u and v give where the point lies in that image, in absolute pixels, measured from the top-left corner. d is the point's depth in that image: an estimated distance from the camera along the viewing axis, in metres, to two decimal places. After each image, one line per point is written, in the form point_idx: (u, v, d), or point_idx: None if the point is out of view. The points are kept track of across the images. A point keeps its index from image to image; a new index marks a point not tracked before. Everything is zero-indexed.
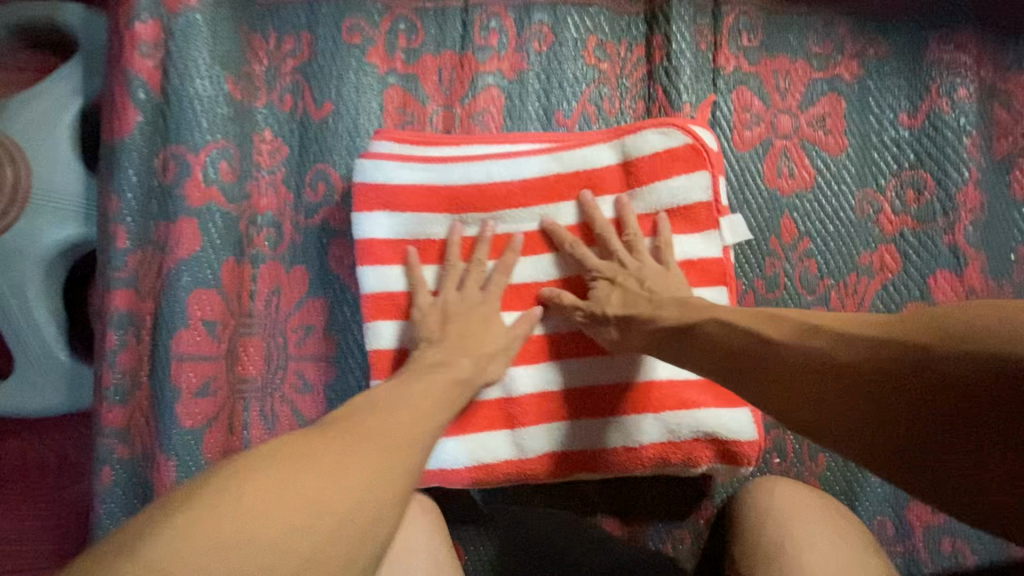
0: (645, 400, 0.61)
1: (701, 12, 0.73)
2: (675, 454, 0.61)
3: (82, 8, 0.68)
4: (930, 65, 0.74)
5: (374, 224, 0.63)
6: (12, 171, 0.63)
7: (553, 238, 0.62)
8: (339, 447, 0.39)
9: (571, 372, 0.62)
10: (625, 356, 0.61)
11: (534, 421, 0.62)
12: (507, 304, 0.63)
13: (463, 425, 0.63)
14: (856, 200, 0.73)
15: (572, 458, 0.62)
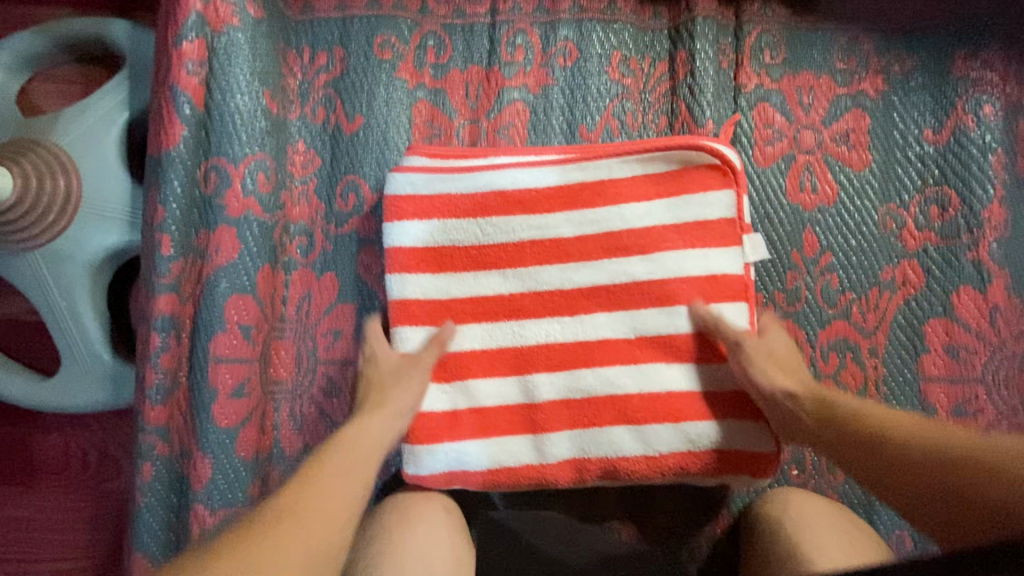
0: (666, 411, 0.62)
1: (725, 30, 0.74)
2: (695, 464, 0.62)
3: (129, 26, 0.72)
4: (956, 81, 0.74)
5: (412, 335, 0.65)
6: (62, 180, 0.65)
7: (578, 250, 0.64)
8: (302, 522, 0.44)
9: (594, 381, 0.63)
10: (650, 366, 0.62)
11: (557, 428, 0.64)
12: (531, 312, 0.64)
13: (487, 430, 0.65)
14: (879, 215, 0.73)
15: (594, 466, 0.64)
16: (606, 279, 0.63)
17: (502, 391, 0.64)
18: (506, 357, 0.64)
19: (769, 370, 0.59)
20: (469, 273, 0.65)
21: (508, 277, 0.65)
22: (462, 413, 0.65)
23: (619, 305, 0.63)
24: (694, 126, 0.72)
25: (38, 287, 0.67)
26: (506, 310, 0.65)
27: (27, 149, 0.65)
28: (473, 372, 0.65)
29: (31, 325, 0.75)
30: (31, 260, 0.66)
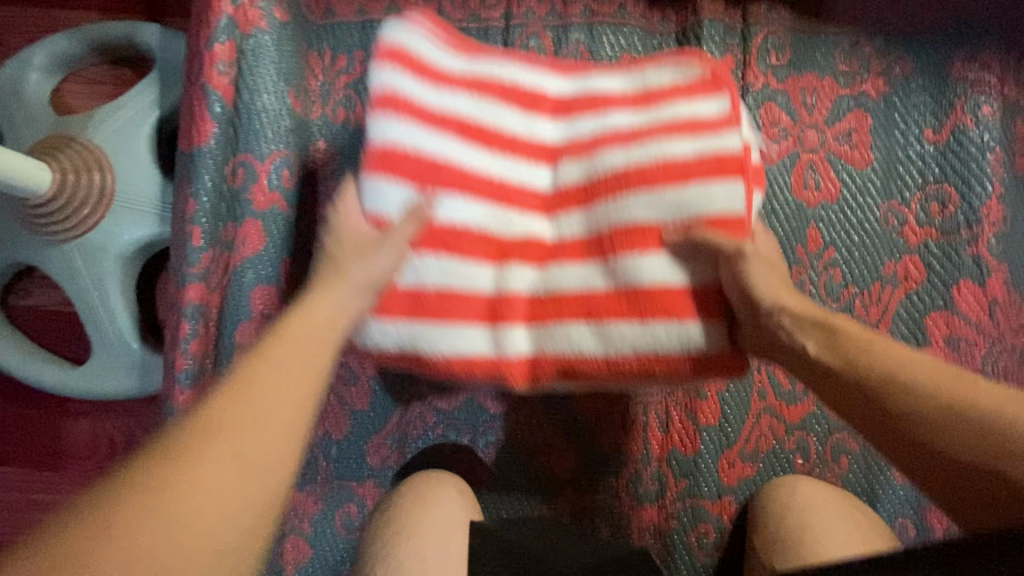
0: (642, 304, 0.52)
1: (731, 33, 0.76)
2: (659, 367, 0.53)
3: (159, 29, 0.75)
4: (955, 82, 0.76)
5: (386, 194, 0.51)
6: (98, 175, 0.68)
7: (558, 155, 0.59)
8: (203, 472, 0.33)
9: (562, 274, 0.55)
10: (631, 258, 0.52)
11: (518, 320, 0.55)
12: (516, 200, 0.57)
13: (446, 310, 0.54)
14: (881, 211, 0.76)
15: (550, 363, 0.55)
16: (588, 175, 0.56)
17: (469, 275, 0.55)
18: (481, 238, 0.55)
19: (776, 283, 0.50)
20: (455, 141, 0.54)
21: (496, 159, 0.56)
22: (423, 292, 0.53)
23: (593, 201, 0.55)
24: None
25: (71, 277, 0.70)
26: (482, 200, 0.55)
27: (65, 145, 0.68)
28: (446, 248, 0.53)
29: (62, 315, 0.78)
30: (66, 251, 0.69)
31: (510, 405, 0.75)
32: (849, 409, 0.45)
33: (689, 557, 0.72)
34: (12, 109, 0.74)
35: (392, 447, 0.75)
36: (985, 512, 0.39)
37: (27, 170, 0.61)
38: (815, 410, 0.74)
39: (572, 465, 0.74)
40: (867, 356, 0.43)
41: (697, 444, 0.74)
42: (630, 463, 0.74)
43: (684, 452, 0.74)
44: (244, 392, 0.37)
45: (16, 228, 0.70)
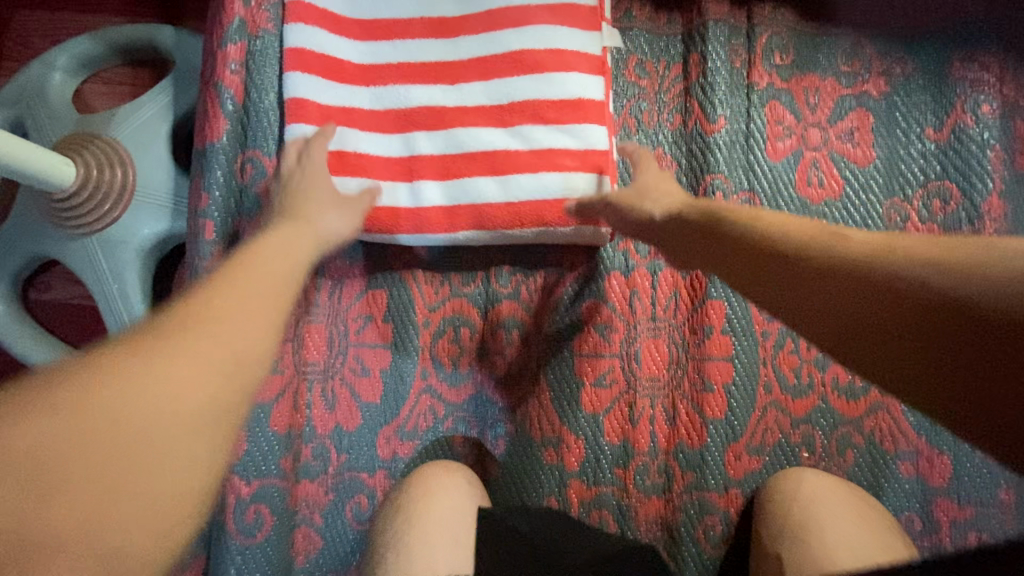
0: (525, 162, 0.67)
1: (736, 34, 0.78)
2: (550, 214, 0.67)
3: (175, 32, 0.77)
4: (955, 82, 0.78)
5: (301, 84, 0.67)
6: (120, 171, 0.70)
7: (460, 26, 0.69)
8: (175, 367, 0.35)
9: (468, 136, 0.68)
10: (522, 127, 0.68)
11: (430, 177, 0.69)
12: (413, 77, 0.70)
13: (368, 170, 0.69)
14: (883, 208, 0.77)
15: (464, 212, 0.68)
16: (484, 51, 0.68)
17: (384, 143, 0.70)
18: (387, 113, 0.70)
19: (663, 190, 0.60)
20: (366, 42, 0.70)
21: (399, 47, 0.70)
22: (347, 153, 0.68)
23: (496, 75, 0.68)
24: (705, 124, 0.76)
25: (92, 270, 0.72)
26: (393, 76, 0.70)
27: (89, 142, 0.71)
28: (357, 123, 0.69)
29: (83, 309, 0.80)
30: (87, 245, 0.71)
31: (518, 398, 0.76)
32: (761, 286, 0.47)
33: (696, 549, 0.73)
34: (36, 108, 0.76)
35: (401, 439, 0.76)
36: (984, 409, 0.34)
37: (56, 165, 0.64)
38: (821, 404, 0.75)
39: (579, 459, 0.74)
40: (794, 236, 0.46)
41: (704, 436, 0.74)
42: (637, 456, 0.75)
43: (691, 445, 0.74)
44: (194, 312, 0.39)
45: (41, 222, 0.72)
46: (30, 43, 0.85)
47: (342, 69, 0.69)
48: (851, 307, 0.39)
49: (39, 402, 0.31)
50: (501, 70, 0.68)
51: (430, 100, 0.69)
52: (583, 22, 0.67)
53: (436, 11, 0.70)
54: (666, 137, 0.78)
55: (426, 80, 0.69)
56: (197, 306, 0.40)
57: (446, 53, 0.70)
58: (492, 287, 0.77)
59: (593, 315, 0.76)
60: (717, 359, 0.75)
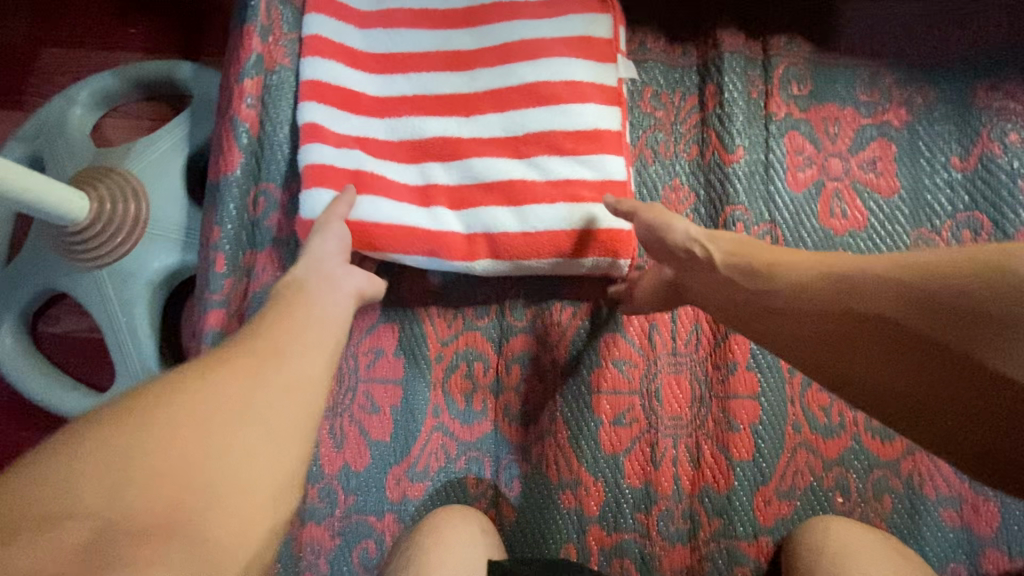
0: (543, 191, 0.66)
1: (752, 65, 0.77)
2: (569, 245, 0.65)
3: (195, 67, 0.78)
4: (979, 111, 0.76)
5: (316, 107, 0.67)
6: (134, 205, 0.70)
7: (475, 59, 0.69)
8: (235, 395, 0.38)
9: (482, 165, 0.67)
10: (539, 159, 0.67)
11: (445, 206, 0.68)
12: (427, 109, 0.69)
13: (381, 192, 0.67)
14: (911, 239, 0.74)
15: (481, 240, 0.67)
16: (500, 83, 0.68)
17: (396, 171, 0.69)
18: (401, 144, 0.69)
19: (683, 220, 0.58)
20: (379, 75, 0.70)
21: (412, 81, 0.70)
22: (365, 173, 0.67)
23: (512, 107, 0.68)
24: (723, 154, 0.75)
25: (102, 304, 0.71)
26: (407, 108, 0.69)
27: (104, 175, 0.71)
28: (371, 151, 0.68)
29: (90, 342, 0.79)
30: (98, 278, 0.70)
31: (533, 437, 0.73)
32: (754, 325, 0.50)
33: None
34: (54, 142, 0.77)
35: (412, 480, 0.72)
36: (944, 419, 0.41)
37: (71, 199, 0.64)
38: (854, 445, 0.71)
39: (599, 502, 0.71)
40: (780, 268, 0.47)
41: (731, 479, 0.70)
42: (660, 501, 0.71)
43: (718, 489, 0.70)
44: (260, 355, 0.42)
45: (52, 255, 0.72)
46: (52, 80, 0.86)
47: (359, 98, 0.69)
48: (837, 343, 0.43)
49: (118, 425, 0.33)
50: (516, 101, 0.67)
51: (444, 132, 0.69)
52: (599, 54, 0.67)
53: (451, 45, 0.70)
54: (684, 168, 0.76)
55: (441, 112, 0.69)
56: (257, 341, 0.44)
57: (462, 87, 0.69)
58: (506, 320, 0.75)
59: (611, 350, 0.74)
60: (742, 396, 0.72)
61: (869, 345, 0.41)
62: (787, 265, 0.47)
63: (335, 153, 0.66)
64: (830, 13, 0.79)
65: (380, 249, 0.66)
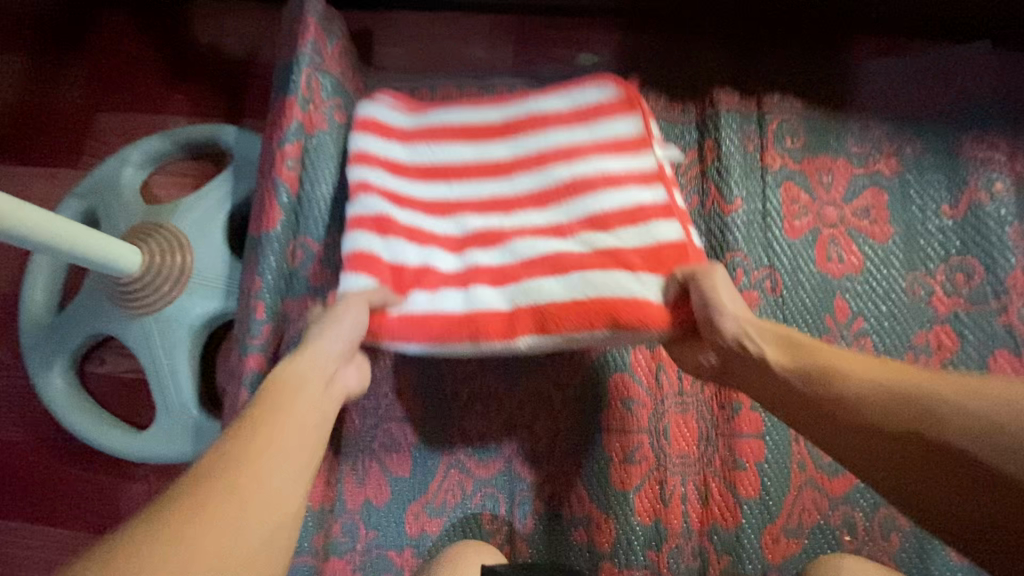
0: (592, 266, 0.60)
1: (748, 121, 0.83)
2: (625, 315, 0.56)
3: (237, 131, 0.86)
4: (966, 161, 0.81)
5: (359, 202, 0.64)
6: (180, 256, 0.77)
7: (515, 165, 0.68)
8: (269, 456, 0.43)
9: (524, 244, 0.63)
10: (582, 234, 0.62)
11: (487, 286, 0.61)
12: (467, 210, 0.67)
13: (417, 285, 0.62)
14: (907, 282, 0.78)
15: (526, 313, 0.59)
16: (539, 185, 0.66)
17: (434, 260, 0.64)
18: (443, 239, 0.66)
19: (735, 300, 0.55)
20: (420, 180, 0.69)
21: (454, 187, 0.68)
22: (406, 267, 0.62)
23: (551, 201, 0.65)
24: (725, 205, 0.80)
25: (147, 347, 0.77)
26: (449, 210, 0.67)
27: (154, 230, 0.78)
28: (406, 237, 0.64)
29: (132, 381, 0.84)
30: (144, 324, 0.77)
31: (546, 474, 0.76)
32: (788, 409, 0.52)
33: None
34: (109, 199, 0.85)
35: (430, 516, 0.76)
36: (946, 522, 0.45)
37: (128, 258, 0.71)
38: (859, 483, 0.73)
39: (611, 539, 0.73)
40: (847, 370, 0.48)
41: (738, 517, 0.72)
42: (670, 538, 0.73)
43: (726, 527, 0.72)
44: (283, 414, 0.46)
45: (105, 304, 0.78)
46: (106, 141, 0.95)
47: (401, 192, 0.67)
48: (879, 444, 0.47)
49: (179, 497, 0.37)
50: (558, 198, 0.65)
51: (483, 227, 0.66)
52: (631, 148, 0.65)
53: (491, 154, 0.69)
54: (686, 217, 0.81)
55: (481, 210, 0.67)
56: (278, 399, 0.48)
57: (505, 189, 0.68)
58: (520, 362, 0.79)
59: (620, 389, 0.77)
60: (748, 436, 0.74)
61: (892, 446, 0.46)
62: (841, 367, 0.49)
63: (377, 240, 0.62)
64: (816, 74, 0.86)
65: (420, 336, 0.59)
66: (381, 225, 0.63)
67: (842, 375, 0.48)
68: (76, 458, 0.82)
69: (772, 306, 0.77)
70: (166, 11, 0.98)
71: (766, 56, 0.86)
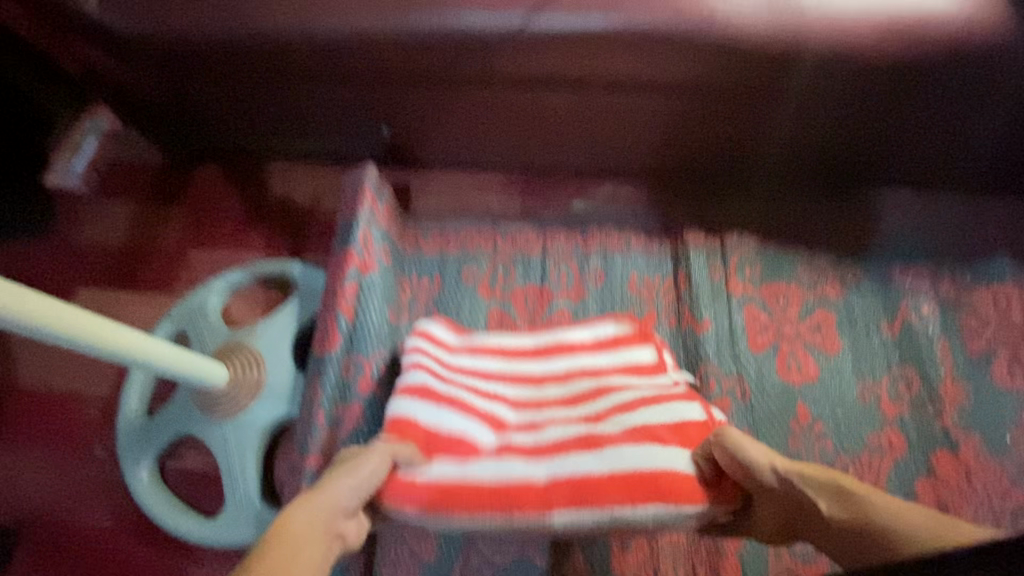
0: (624, 440, 0.73)
1: (713, 254, 1.02)
2: (662, 480, 0.68)
3: (302, 265, 1.07)
4: (897, 286, 0.98)
5: (416, 376, 0.81)
6: (256, 371, 0.95)
7: (546, 379, 0.87)
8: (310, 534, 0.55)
9: (556, 430, 0.78)
10: (614, 418, 0.77)
11: (522, 462, 0.75)
12: (502, 404, 0.84)
13: (451, 450, 0.75)
14: (857, 389, 0.92)
15: (564, 485, 0.70)
16: (568, 395, 0.84)
17: (474, 434, 0.78)
18: (484, 418, 0.81)
19: (761, 449, 0.65)
20: (472, 377, 0.86)
21: (494, 385, 0.86)
22: (441, 434, 0.76)
23: (579, 404, 0.82)
24: (696, 324, 0.97)
25: (223, 446, 0.94)
26: (486, 403, 0.83)
27: (236, 349, 0.97)
28: (455, 409, 0.79)
29: (203, 474, 1.00)
30: (223, 427, 0.94)
31: (554, 559, 0.88)
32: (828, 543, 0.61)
33: None
34: (197, 322, 1.05)
35: None
36: None
37: (222, 374, 0.90)
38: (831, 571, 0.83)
39: None
40: (870, 504, 0.58)
41: None
42: None
43: None
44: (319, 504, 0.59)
45: (190, 409, 0.96)
46: (193, 271, 1.18)
47: (452, 384, 0.83)
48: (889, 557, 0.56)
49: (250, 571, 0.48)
50: (583, 402, 0.82)
51: (518, 421, 0.82)
52: (647, 372, 0.83)
53: (525, 370, 0.88)
54: (666, 333, 0.98)
55: (515, 409, 0.83)
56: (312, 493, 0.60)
57: (530, 396, 0.86)
58: None
59: None
60: None
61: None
62: (870, 507, 0.58)
63: (421, 411, 0.78)
64: (771, 213, 1.04)
65: (448, 506, 0.69)
66: (429, 394, 0.80)
67: (867, 513, 0.58)
68: (151, 543, 0.96)
69: (742, 410, 0.92)
70: (247, 168, 1.24)
71: (727, 201, 1.06)
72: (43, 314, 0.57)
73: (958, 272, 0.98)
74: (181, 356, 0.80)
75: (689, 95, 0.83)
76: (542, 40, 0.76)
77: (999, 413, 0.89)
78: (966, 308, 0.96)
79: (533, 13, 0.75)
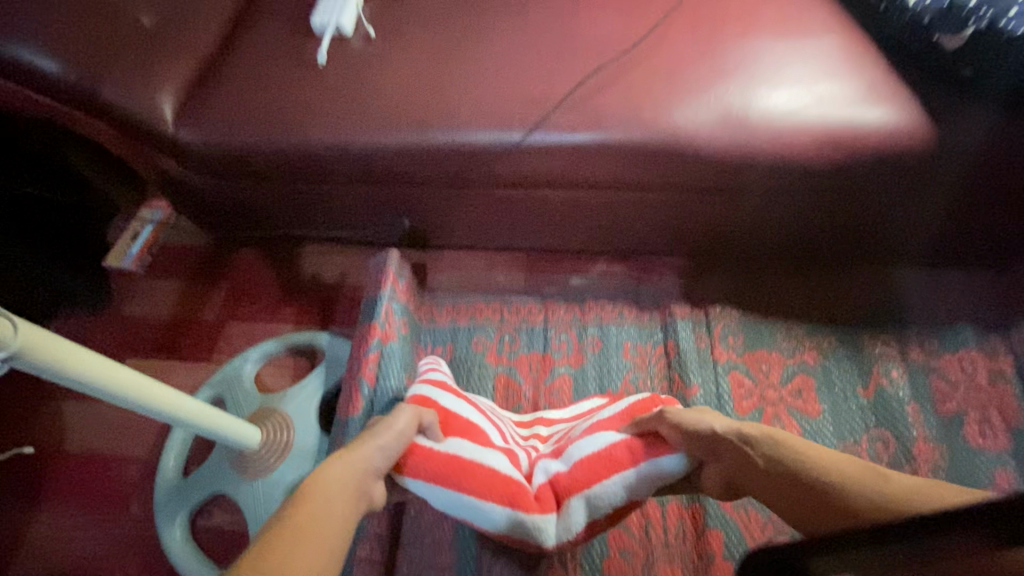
0: (602, 427, 0.84)
1: (699, 324, 1.13)
2: (631, 455, 0.79)
3: (330, 336, 1.20)
4: (869, 353, 1.07)
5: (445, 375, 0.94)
6: (286, 433, 1.05)
7: (528, 424, 1.00)
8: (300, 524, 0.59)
9: (545, 449, 0.90)
10: (587, 422, 0.89)
11: (522, 468, 0.86)
12: (501, 420, 0.96)
13: (469, 434, 0.84)
14: (839, 449, 0.99)
15: (563, 477, 0.82)
16: (547, 432, 0.96)
17: (488, 426, 0.88)
18: (493, 419, 0.92)
19: (713, 418, 0.75)
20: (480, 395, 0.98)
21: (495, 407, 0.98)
22: (458, 421, 0.86)
23: (556, 435, 0.95)
24: (686, 389, 1.06)
25: (252, 504, 1.02)
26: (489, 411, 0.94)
27: (269, 414, 1.08)
28: (467, 402, 0.90)
29: (230, 532, 1.08)
30: (252, 486, 1.02)
31: None
32: (803, 517, 0.63)
33: None
34: (234, 388, 1.16)
35: None
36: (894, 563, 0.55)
37: (255, 434, 0.99)
38: None
39: None
40: (802, 457, 0.65)
41: None
42: None
43: None
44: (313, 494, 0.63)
45: (225, 468, 1.05)
46: (232, 341, 1.31)
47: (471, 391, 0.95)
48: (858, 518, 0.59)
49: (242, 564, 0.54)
50: (560, 433, 0.95)
51: (513, 436, 0.94)
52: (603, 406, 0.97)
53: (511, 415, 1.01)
54: None
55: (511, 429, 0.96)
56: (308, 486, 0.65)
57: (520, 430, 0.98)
58: None
59: (617, 541, 0.95)
60: None
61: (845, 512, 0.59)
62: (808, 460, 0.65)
63: (446, 399, 0.88)
64: (750, 288, 1.15)
65: (453, 481, 0.79)
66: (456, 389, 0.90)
67: (807, 463, 0.65)
68: None
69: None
70: (282, 250, 1.40)
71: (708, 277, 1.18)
72: (101, 371, 0.67)
73: (927, 339, 1.07)
74: (215, 417, 0.89)
75: (665, 192, 0.98)
76: (539, 150, 0.93)
77: (974, 472, 0.95)
78: (938, 371, 1.04)
79: (531, 130, 0.91)
